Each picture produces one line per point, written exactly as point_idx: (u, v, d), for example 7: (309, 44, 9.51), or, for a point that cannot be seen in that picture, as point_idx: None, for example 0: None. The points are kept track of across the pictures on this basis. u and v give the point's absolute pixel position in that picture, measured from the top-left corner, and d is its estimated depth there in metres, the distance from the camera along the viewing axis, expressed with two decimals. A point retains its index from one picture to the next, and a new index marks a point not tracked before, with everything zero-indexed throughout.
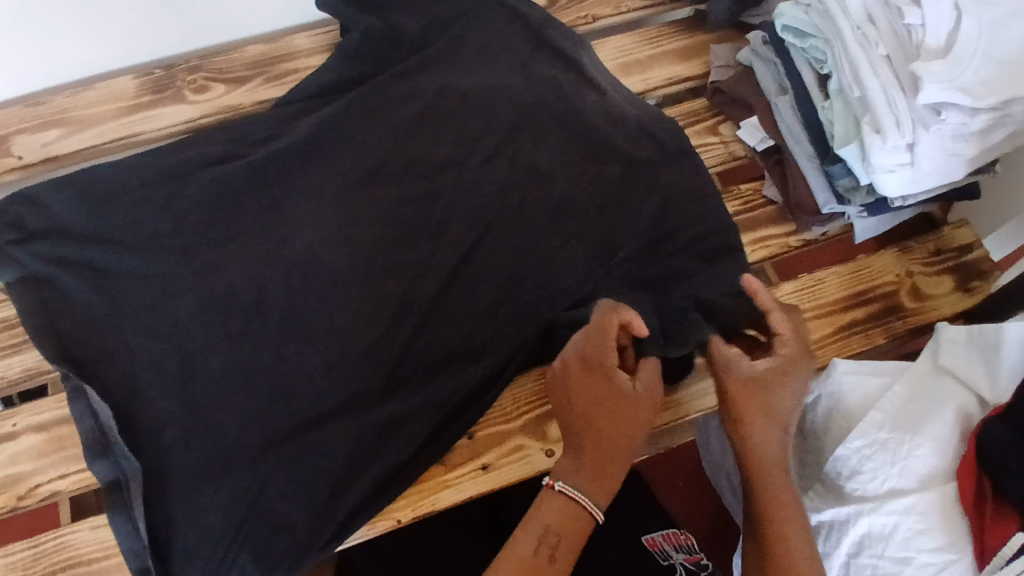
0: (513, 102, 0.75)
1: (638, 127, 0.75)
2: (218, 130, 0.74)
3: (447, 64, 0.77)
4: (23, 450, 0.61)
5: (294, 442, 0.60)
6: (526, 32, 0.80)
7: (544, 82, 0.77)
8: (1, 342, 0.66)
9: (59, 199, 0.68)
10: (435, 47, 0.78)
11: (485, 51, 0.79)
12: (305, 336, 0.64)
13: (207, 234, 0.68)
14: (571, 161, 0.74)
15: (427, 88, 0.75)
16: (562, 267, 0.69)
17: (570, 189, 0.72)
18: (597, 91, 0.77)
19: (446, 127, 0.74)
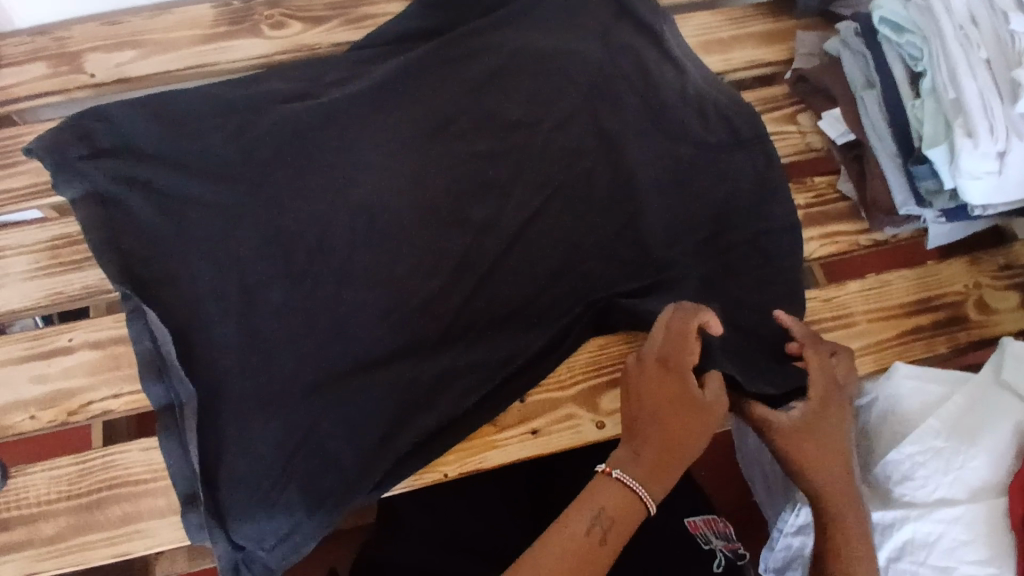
0: (593, 69, 0.74)
1: (717, 107, 0.73)
2: (294, 67, 0.74)
3: (529, 23, 0.76)
4: (78, 365, 0.61)
5: (348, 385, 0.61)
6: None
7: (625, 52, 0.75)
8: (63, 256, 0.65)
9: (131, 120, 0.68)
10: (518, 6, 0.76)
11: (568, 15, 0.77)
12: (368, 283, 0.64)
13: (275, 170, 0.67)
14: (646, 133, 0.72)
15: (508, 47, 0.74)
16: (627, 239, 0.68)
17: (644, 160, 0.70)
18: (679, 65, 0.75)
19: (522, 88, 0.73)
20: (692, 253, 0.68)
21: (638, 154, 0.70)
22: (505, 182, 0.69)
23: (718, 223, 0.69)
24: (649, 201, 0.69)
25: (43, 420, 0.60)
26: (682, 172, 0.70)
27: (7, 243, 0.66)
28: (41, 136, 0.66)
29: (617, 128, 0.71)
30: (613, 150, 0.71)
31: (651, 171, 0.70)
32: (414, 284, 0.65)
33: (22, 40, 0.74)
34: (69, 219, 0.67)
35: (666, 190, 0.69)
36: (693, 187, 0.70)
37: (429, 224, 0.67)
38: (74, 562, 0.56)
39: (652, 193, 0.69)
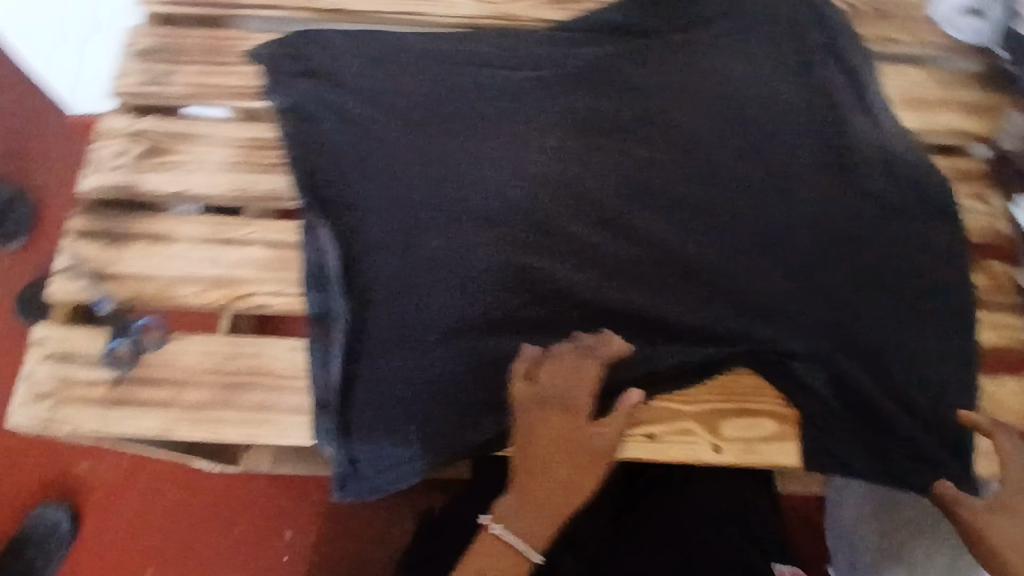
0: (785, 101, 0.73)
1: (905, 167, 0.71)
2: (498, 33, 0.76)
3: (734, 40, 0.76)
4: (250, 258, 0.66)
5: (484, 342, 0.63)
6: (821, 33, 0.77)
7: (821, 91, 0.74)
8: (257, 158, 0.71)
9: (346, 50, 0.73)
10: (724, 24, 0.76)
11: (773, 41, 0.76)
12: (524, 251, 0.66)
13: (464, 125, 0.71)
14: (827, 177, 0.70)
15: (708, 62, 0.75)
16: (787, 272, 0.67)
17: (818, 203, 0.69)
18: (874, 117, 0.74)
19: (711, 104, 0.73)
20: (852, 303, 0.66)
21: (815, 195, 0.70)
22: (673, 188, 0.70)
23: (886, 280, 0.67)
24: (814, 243, 0.68)
25: (209, 297, 0.65)
26: (856, 222, 0.69)
27: (213, 133, 0.71)
28: (266, 44, 0.73)
29: (796, 164, 0.71)
30: (789, 184, 0.70)
31: (824, 216, 0.69)
32: (568, 264, 0.67)
33: None
34: (270, 126, 0.72)
35: (835, 237, 0.68)
36: (865, 238, 0.68)
37: (593, 213, 0.68)
38: (208, 432, 0.61)
39: (823, 235, 0.68)
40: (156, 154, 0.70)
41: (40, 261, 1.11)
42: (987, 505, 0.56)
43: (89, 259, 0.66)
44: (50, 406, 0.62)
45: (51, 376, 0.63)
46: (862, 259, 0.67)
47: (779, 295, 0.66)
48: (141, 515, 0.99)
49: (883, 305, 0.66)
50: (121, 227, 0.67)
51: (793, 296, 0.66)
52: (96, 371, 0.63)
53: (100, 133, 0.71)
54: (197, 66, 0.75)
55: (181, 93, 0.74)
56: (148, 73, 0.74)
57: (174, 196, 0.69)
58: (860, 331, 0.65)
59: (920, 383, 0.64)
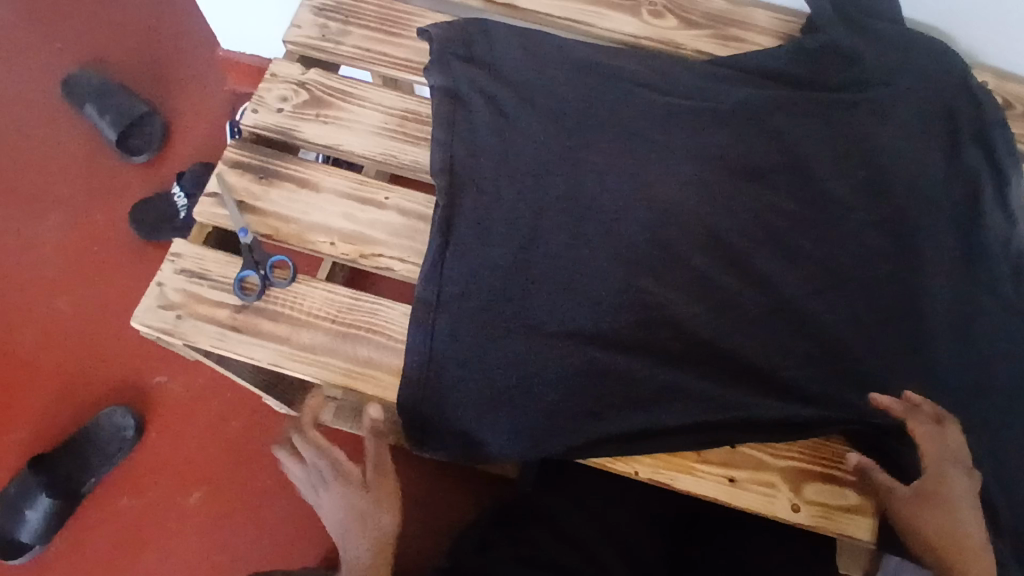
0: (928, 181, 0.72)
1: None
2: (656, 58, 0.78)
3: (889, 110, 0.75)
4: (384, 221, 0.69)
5: (585, 351, 0.64)
6: (976, 120, 0.75)
7: (966, 179, 0.73)
8: (408, 130, 0.74)
9: (511, 45, 0.75)
10: (882, 92, 0.76)
11: (927, 117, 0.75)
12: (639, 275, 0.67)
13: (608, 138, 0.72)
14: (954, 267, 0.70)
15: (858, 127, 0.75)
16: (899, 352, 0.66)
17: (943, 290, 0.68)
18: (1014, 216, 0.73)
19: (853, 169, 0.73)
20: (963, 396, 0.65)
21: (944, 281, 0.69)
22: (799, 244, 0.70)
23: (993, 383, 0.66)
24: (930, 329, 0.67)
25: (339, 250, 0.68)
26: (980, 317, 0.68)
27: (370, 96, 0.75)
28: (436, 25, 0.76)
29: (928, 245, 0.70)
30: (918, 264, 0.69)
31: (949, 304, 0.68)
32: (683, 295, 0.67)
33: None
34: (424, 102, 0.75)
35: (954, 328, 0.67)
36: (983, 335, 0.67)
37: (715, 251, 0.69)
38: (315, 375, 0.64)
39: (938, 324, 0.67)
40: (316, 106, 0.74)
41: (162, 179, 1.17)
42: (913, 490, 0.58)
43: (236, 188, 0.70)
44: (175, 316, 0.65)
45: (181, 289, 0.66)
46: (977, 355, 0.67)
47: (887, 373, 0.65)
48: (203, 437, 1.03)
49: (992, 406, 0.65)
50: (271, 165, 0.71)
51: (902, 376, 0.65)
52: (223, 294, 0.66)
53: (270, 75, 0.76)
54: (367, 31, 0.79)
55: (348, 54, 0.78)
56: (321, 29, 0.79)
57: (325, 148, 0.73)
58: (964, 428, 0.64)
59: (1011, 490, 0.63)
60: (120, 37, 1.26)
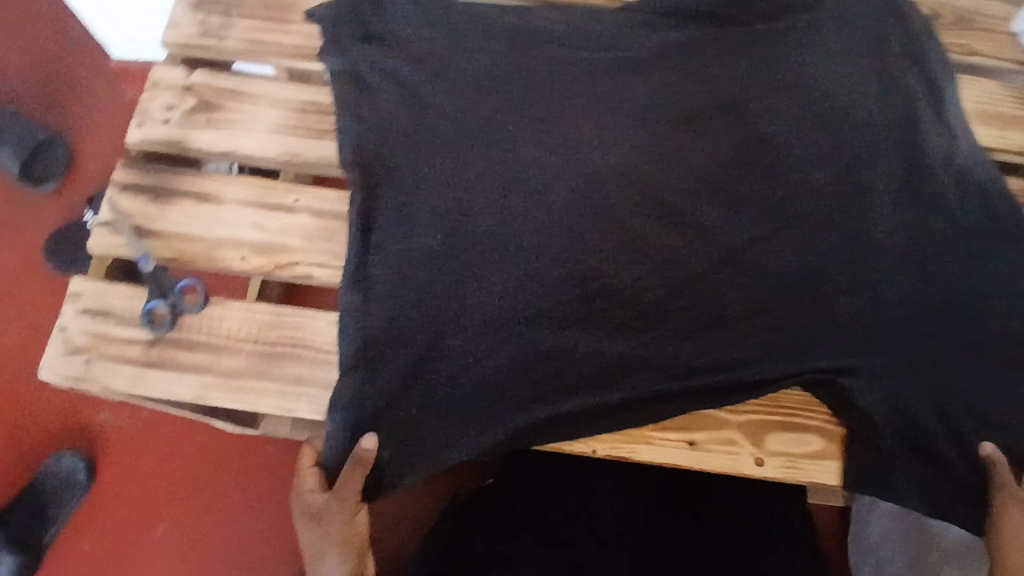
0: (858, 106, 0.70)
1: (977, 186, 0.68)
2: (565, 12, 0.73)
3: (812, 37, 0.72)
4: (296, 226, 0.65)
5: (526, 333, 0.61)
6: (903, 36, 0.73)
7: (897, 97, 0.70)
8: (310, 124, 0.69)
9: (408, 17, 0.70)
10: (803, 19, 0.73)
11: (852, 40, 0.72)
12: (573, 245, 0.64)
13: (524, 104, 0.68)
14: (894, 191, 0.67)
15: (782, 57, 0.71)
16: (848, 287, 0.64)
17: (886, 217, 0.66)
18: (949, 129, 0.70)
19: (782, 102, 0.70)
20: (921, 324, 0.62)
21: (882, 208, 0.67)
22: (735, 190, 0.67)
23: (946, 304, 0.64)
24: (877, 260, 0.65)
25: (252, 264, 0.63)
26: (921, 240, 0.66)
27: (264, 92, 0.70)
28: (325, 5, 0.71)
29: (864, 173, 0.68)
30: (856, 195, 0.67)
31: (890, 232, 0.66)
32: (622, 259, 0.64)
33: None
34: (323, 91, 0.70)
35: (898, 254, 0.65)
36: (930, 257, 0.65)
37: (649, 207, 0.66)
38: (243, 402, 0.60)
39: (885, 253, 0.65)
40: (206, 111, 0.69)
41: (74, 205, 1.09)
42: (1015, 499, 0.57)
43: (131, 213, 0.64)
44: (84, 361, 0.61)
45: (86, 331, 0.61)
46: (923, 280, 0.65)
47: (838, 311, 0.63)
48: (160, 470, 0.99)
49: (945, 329, 0.63)
50: (166, 183, 0.66)
51: (850, 312, 0.63)
52: (134, 330, 0.61)
53: (152, 83, 0.70)
54: (252, 21, 0.73)
55: (234, 49, 0.72)
56: (201, 25, 0.72)
57: (222, 155, 0.67)
58: (916, 357, 0.62)
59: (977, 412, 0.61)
60: (5, 58, 1.17)
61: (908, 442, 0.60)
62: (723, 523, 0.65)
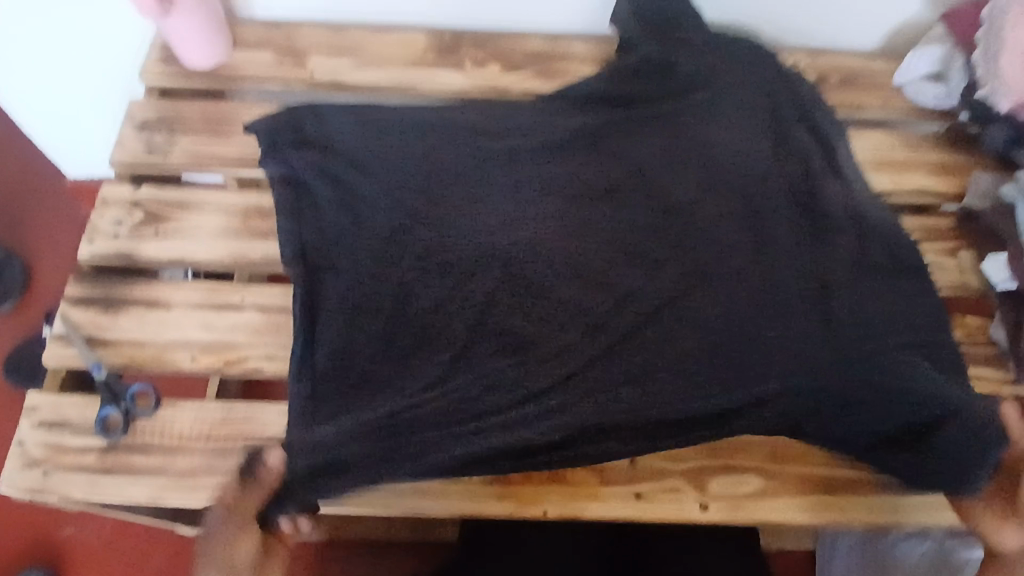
0: (758, 166, 0.75)
1: (877, 227, 0.73)
2: (485, 105, 0.80)
3: (710, 110, 0.79)
4: (243, 323, 0.68)
5: (467, 405, 0.63)
6: (793, 101, 0.80)
7: (794, 154, 0.76)
8: (253, 227, 0.73)
9: (340, 122, 0.76)
10: (701, 92, 0.79)
11: (746, 108, 0.79)
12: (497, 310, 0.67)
13: (452, 192, 0.73)
14: (804, 236, 0.71)
15: (685, 129, 0.78)
16: (774, 328, 0.66)
17: (799, 260, 0.70)
18: (845, 178, 0.76)
19: (689, 170, 0.76)
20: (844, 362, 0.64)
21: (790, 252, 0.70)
22: (653, 251, 0.71)
23: (870, 337, 0.65)
24: (798, 300, 0.67)
25: (201, 363, 0.66)
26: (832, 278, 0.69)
27: (208, 201, 0.74)
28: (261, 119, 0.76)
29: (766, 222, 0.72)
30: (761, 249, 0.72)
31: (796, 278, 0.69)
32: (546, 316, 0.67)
33: (258, 29, 0.84)
34: (265, 195, 0.75)
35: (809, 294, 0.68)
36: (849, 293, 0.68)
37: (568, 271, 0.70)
38: (198, 500, 0.61)
39: (804, 293, 0.68)
40: (154, 223, 0.73)
41: (33, 321, 1.11)
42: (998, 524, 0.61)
43: (83, 325, 0.67)
44: (40, 474, 0.62)
45: (42, 443, 0.63)
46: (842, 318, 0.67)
47: (768, 352, 0.65)
48: None
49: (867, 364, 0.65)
50: (117, 293, 0.69)
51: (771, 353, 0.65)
52: (88, 438, 0.63)
53: (100, 201, 0.74)
54: (195, 137, 0.78)
55: (179, 163, 0.76)
56: (147, 144, 0.77)
57: (169, 263, 0.71)
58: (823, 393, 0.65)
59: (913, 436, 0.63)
60: None
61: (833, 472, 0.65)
62: (679, 571, 0.67)
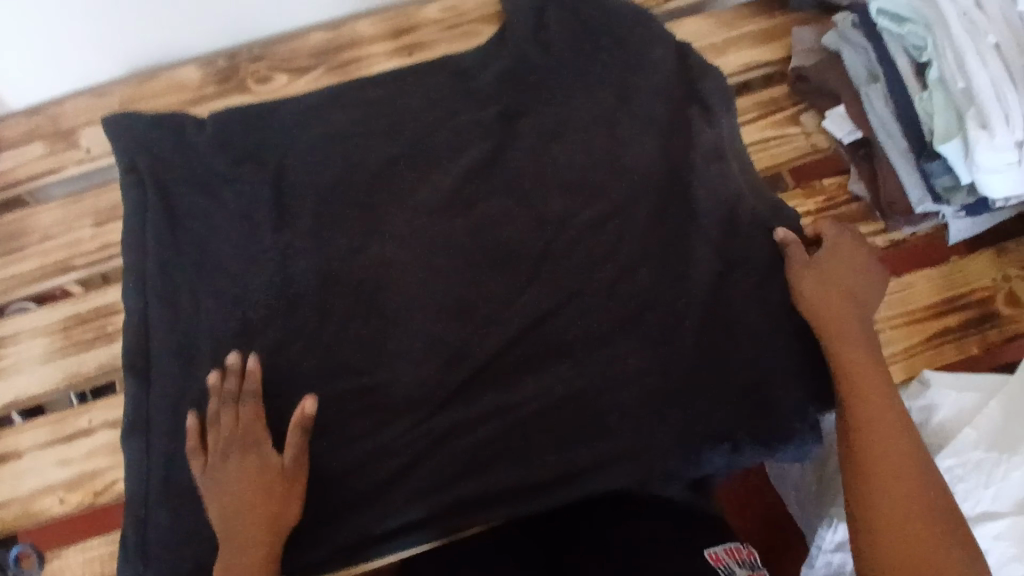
0: (593, 236, 0.66)
1: (725, 234, 0.66)
2: (202, 179, 0.68)
3: (581, 28, 0.74)
4: (101, 444, 0.63)
5: (237, 306, 0.63)
6: (666, 105, 0.70)
7: (683, 156, 0.68)
8: (76, 336, 0.67)
9: (205, 155, 0.69)
10: (567, 73, 0.72)
11: (599, 245, 0.66)
12: (376, 361, 0.62)
13: (257, 339, 0.63)
14: (649, 249, 0.66)
15: (532, 140, 0.70)
16: (603, 357, 0.62)
17: (576, 250, 0.66)
18: (673, 162, 0.68)
19: (592, 355, 0.63)
20: (649, 270, 0.65)
21: (678, 150, 0.69)
22: (521, 432, 0.61)
23: (703, 346, 0.62)
24: (595, 338, 0.63)
25: (69, 503, 0.62)
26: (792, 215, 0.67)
27: (22, 327, 0.67)
28: (129, 256, 0.65)
29: (646, 50, 0.72)
30: (595, 196, 0.68)
31: (770, 361, 0.62)
32: (434, 347, 0.63)
33: (17, 122, 0.75)
34: (81, 299, 0.68)
35: (651, 146, 0.69)
36: (663, 271, 0.65)
37: (433, 237, 0.67)
38: None
39: (568, 367, 0.62)
40: None
41: None
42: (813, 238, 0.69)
43: None
44: None
45: None
46: (620, 9, 0.74)
47: (612, 388, 0.62)
48: None
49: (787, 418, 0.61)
50: None
51: (598, 292, 0.64)
52: None
53: None
54: None
55: None
56: None
57: (5, 409, 0.65)
58: (752, 408, 0.61)
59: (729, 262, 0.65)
60: None
61: (729, 392, 0.62)
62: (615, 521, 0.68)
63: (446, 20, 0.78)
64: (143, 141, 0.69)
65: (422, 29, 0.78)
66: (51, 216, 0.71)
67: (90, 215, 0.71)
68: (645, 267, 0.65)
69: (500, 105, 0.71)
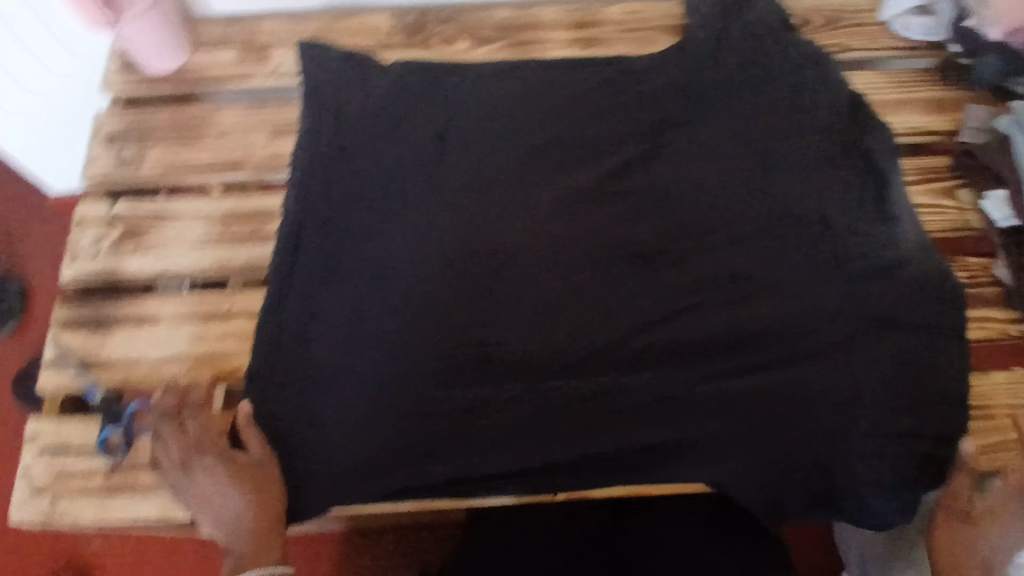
0: (726, 257, 0.68)
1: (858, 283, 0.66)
2: (374, 116, 0.72)
3: (756, 59, 0.76)
4: (231, 332, 0.68)
5: (386, 239, 0.68)
6: (824, 149, 0.72)
7: (832, 201, 0.70)
8: (234, 230, 0.72)
9: (383, 95, 0.73)
10: (734, 97, 0.74)
11: (731, 265, 0.68)
12: (499, 321, 0.66)
13: (397, 273, 0.67)
14: (778, 280, 0.67)
15: (687, 153, 0.73)
16: (715, 369, 0.64)
17: (706, 265, 0.68)
18: (820, 204, 0.70)
19: (703, 365, 0.64)
20: (774, 300, 0.67)
21: (828, 194, 0.70)
22: (620, 419, 0.62)
23: (815, 385, 0.63)
24: (711, 350, 0.65)
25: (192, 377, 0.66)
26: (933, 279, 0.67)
27: (185, 210, 0.72)
28: (299, 166, 0.70)
29: (817, 93, 0.74)
30: (737, 219, 0.70)
31: (880, 416, 0.62)
32: (555, 320, 0.66)
33: (218, 27, 0.81)
34: (242, 198, 0.73)
35: (801, 183, 0.71)
36: (788, 305, 0.66)
37: (575, 220, 0.70)
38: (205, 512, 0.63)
39: (679, 370, 0.64)
40: (132, 237, 0.71)
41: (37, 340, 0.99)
42: None
43: (74, 350, 0.67)
44: (49, 501, 0.63)
45: (48, 469, 0.64)
46: (799, 48, 0.76)
47: (717, 401, 0.63)
48: None
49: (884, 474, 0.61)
50: (104, 312, 0.69)
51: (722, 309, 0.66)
52: (93, 461, 0.64)
53: (77, 221, 0.72)
54: (163, 146, 0.75)
55: (152, 174, 0.74)
56: (118, 157, 0.75)
57: (154, 278, 0.70)
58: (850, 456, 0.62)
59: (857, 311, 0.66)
60: None
61: (831, 435, 0.62)
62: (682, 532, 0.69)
63: (627, 24, 0.82)
64: (330, 69, 0.74)
65: (602, 27, 0.81)
66: (230, 118, 0.77)
67: (265, 125, 0.76)
68: (772, 297, 0.67)
69: (663, 112, 0.74)
